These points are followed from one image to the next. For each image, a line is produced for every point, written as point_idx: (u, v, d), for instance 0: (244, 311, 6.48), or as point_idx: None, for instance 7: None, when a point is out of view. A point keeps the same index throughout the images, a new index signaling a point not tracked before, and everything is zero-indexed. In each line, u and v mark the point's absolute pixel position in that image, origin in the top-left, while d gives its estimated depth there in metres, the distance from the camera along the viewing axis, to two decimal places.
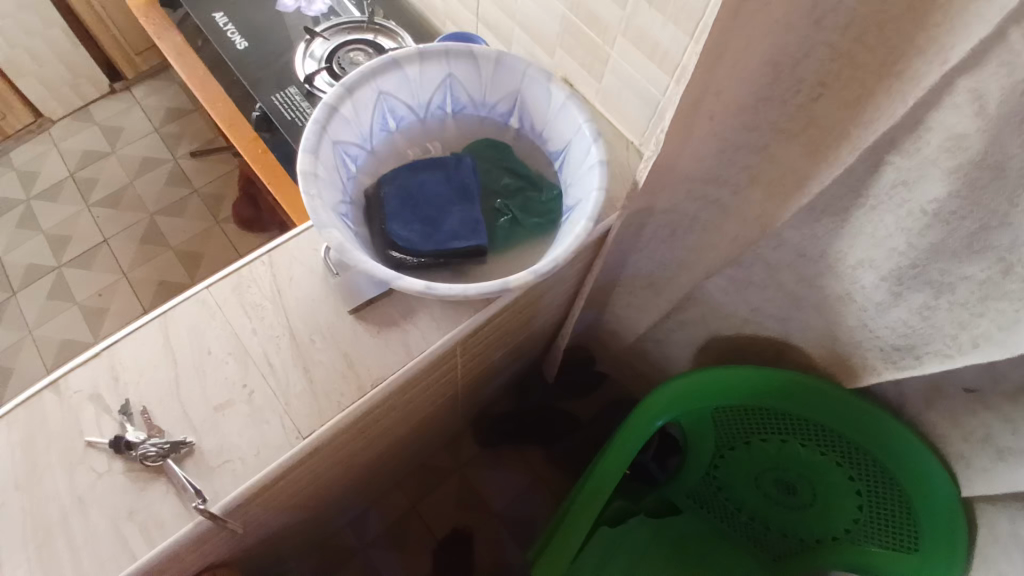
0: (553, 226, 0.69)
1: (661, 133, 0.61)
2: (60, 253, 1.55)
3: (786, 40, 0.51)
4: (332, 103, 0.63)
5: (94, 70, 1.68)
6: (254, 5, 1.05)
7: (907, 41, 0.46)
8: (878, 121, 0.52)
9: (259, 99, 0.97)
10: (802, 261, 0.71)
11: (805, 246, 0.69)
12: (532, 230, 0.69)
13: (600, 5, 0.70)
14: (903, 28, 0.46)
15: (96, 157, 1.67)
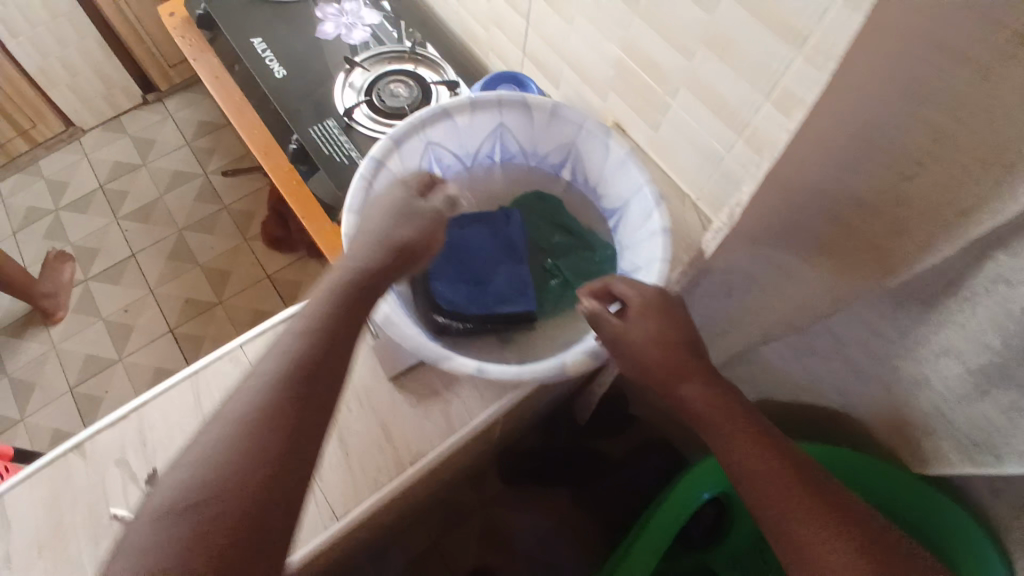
0: None
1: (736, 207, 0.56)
2: (87, 266, 1.57)
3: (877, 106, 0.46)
4: (378, 157, 0.60)
5: (127, 81, 1.67)
6: (293, 31, 1.03)
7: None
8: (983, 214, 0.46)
9: (296, 131, 0.93)
10: (878, 338, 0.67)
11: (883, 322, 0.65)
12: None
13: (661, 52, 0.64)
14: (1020, 115, 0.40)
15: (128, 169, 1.69)
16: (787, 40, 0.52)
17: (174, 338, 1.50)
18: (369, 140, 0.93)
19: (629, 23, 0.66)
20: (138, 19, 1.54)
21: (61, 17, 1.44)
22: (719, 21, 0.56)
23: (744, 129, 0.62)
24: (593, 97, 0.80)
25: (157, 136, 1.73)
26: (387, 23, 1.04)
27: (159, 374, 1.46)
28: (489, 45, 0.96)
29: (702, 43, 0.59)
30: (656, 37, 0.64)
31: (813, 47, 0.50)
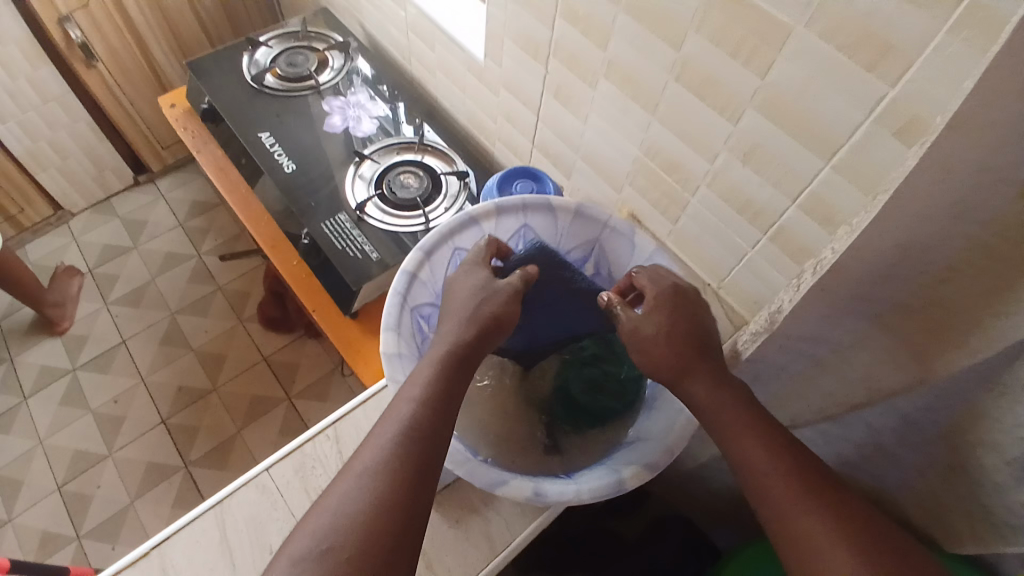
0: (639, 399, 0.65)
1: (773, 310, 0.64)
2: (76, 354, 1.53)
3: (923, 229, 0.47)
4: (411, 269, 0.59)
5: (119, 163, 1.66)
6: (302, 125, 1.04)
7: None
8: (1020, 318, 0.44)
9: (308, 225, 0.93)
10: (910, 428, 0.59)
11: (916, 415, 0.58)
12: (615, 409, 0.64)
13: (683, 154, 0.66)
14: None
15: (118, 252, 1.67)
16: (817, 151, 0.54)
17: (167, 428, 1.44)
18: (382, 234, 0.93)
19: (649, 125, 0.68)
20: (131, 101, 1.51)
21: (53, 100, 1.41)
22: (742, 130, 0.59)
23: (770, 227, 0.63)
24: (607, 189, 0.81)
25: (149, 217, 1.72)
26: (394, 114, 1.07)
27: (151, 468, 1.40)
28: (496, 134, 0.98)
29: (727, 148, 0.61)
30: (677, 139, 0.66)
31: (841, 163, 0.53)
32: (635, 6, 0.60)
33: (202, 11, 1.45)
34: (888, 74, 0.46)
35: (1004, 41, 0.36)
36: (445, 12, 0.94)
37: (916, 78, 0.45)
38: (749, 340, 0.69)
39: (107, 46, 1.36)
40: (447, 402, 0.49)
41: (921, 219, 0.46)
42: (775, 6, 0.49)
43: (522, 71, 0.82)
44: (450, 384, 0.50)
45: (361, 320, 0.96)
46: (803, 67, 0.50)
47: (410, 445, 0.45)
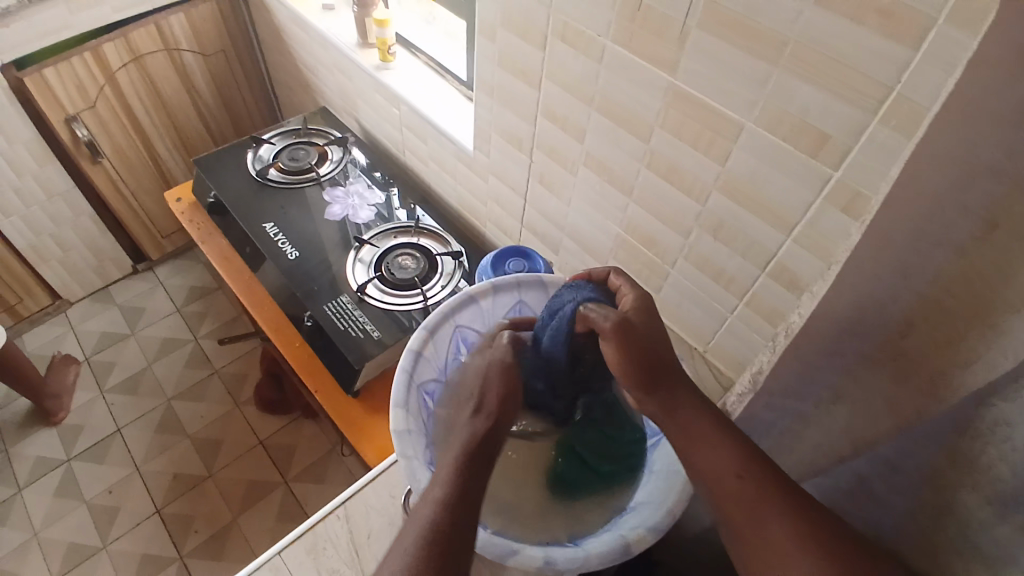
0: (635, 468, 0.67)
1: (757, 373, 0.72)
2: (72, 443, 1.52)
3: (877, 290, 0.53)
4: (416, 348, 0.64)
5: (120, 254, 1.71)
6: (303, 214, 1.11)
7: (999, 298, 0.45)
8: (975, 367, 0.48)
9: (311, 308, 0.98)
10: None
11: None
12: (608, 478, 0.67)
13: (658, 230, 0.73)
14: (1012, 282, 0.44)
15: (115, 339, 1.69)
16: (777, 226, 0.61)
17: (161, 518, 1.42)
18: (382, 313, 0.98)
19: (626, 206, 0.75)
20: (133, 194, 1.57)
21: (57, 196, 1.46)
22: (709, 209, 0.66)
23: (744, 294, 0.69)
24: (594, 264, 0.88)
25: (147, 304, 1.76)
26: (390, 201, 1.15)
27: (146, 560, 1.37)
28: (487, 216, 1.05)
29: (697, 225, 0.68)
30: (652, 218, 0.73)
31: (800, 235, 0.59)
32: (605, 107, 0.69)
33: (205, 110, 1.55)
34: (830, 158, 0.53)
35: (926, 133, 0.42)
36: (436, 110, 1.04)
37: (854, 163, 0.52)
38: (735, 400, 0.77)
39: (113, 144, 1.44)
40: (470, 502, 0.48)
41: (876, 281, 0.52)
42: (725, 106, 0.57)
43: (507, 161, 0.91)
44: (467, 482, 0.49)
45: (363, 398, 0.99)
46: (757, 155, 0.58)
47: (435, 550, 0.44)
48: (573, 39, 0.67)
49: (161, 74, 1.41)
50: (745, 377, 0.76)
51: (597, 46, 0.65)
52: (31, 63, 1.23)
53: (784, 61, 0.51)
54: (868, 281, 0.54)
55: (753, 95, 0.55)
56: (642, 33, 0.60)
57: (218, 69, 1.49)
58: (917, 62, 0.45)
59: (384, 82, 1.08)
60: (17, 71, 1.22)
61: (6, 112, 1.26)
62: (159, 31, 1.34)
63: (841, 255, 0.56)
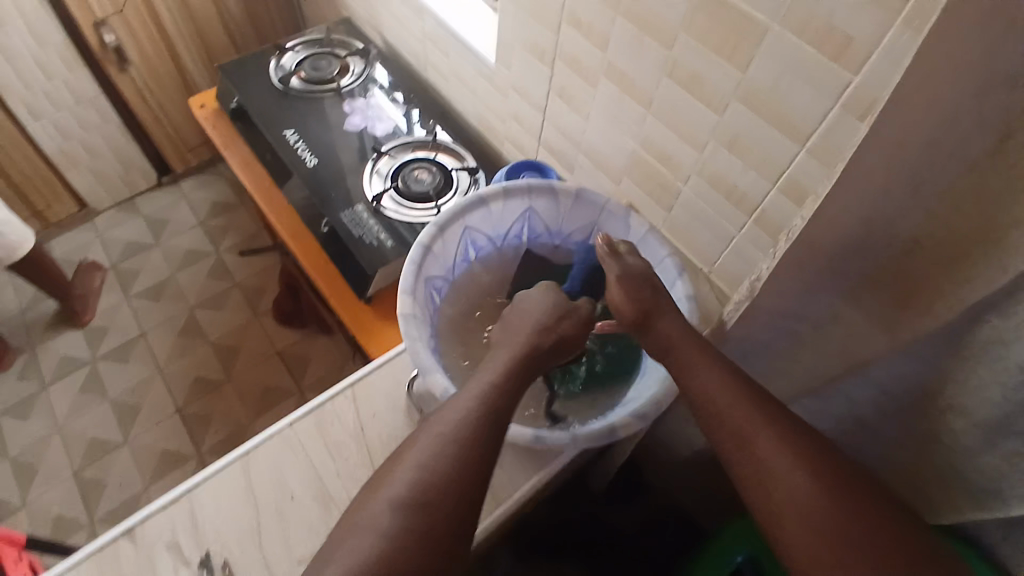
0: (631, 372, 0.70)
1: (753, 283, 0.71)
2: (97, 344, 1.60)
3: (883, 204, 0.53)
4: (426, 242, 0.65)
5: (144, 164, 1.74)
6: (323, 125, 1.12)
7: (1003, 210, 0.46)
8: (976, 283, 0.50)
9: (328, 216, 1.00)
10: None
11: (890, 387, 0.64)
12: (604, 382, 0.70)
13: (673, 146, 0.73)
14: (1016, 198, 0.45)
15: (139, 249, 1.75)
16: (792, 137, 0.60)
17: (182, 417, 1.51)
18: (395, 224, 0.99)
19: (644, 120, 0.75)
20: (158, 105, 1.59)
21: (82, 101, 1.48)
22: (727, 121, 0.65)
23: (754, 212, 0.69)
24: (610, 185, 0.88)
25: (170, 217, 1.80)
26: (408, 116, 1.15)
27: (166, 455, 1.46)
28: (505, 134, 1.05)
29: (713, 139, 0.68)
30: (670, 132, 0.73)
31: (816, 147, 0.59)
32: (630, 13, 0.68)
33: (229, 21, 1.54)
34: (850, 64, 0.52)
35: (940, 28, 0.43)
36: (460, 21, 1.02)
37: (874, 68, 0.51)
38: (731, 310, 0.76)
39: (139, 51, 1.45)
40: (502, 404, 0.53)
41: (886, 196, 0.52)
42: (752, 6, 0.56)
43: (528, 73, 0.90)
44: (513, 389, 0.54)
45: (376, 305, 1.01)
46: (779, 61, 0.57)
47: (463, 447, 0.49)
48: None
49: None
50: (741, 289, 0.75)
51: None
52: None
53: None
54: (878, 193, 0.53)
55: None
56: None
57: None
58: None
59: None
60: None
61: (28, 8, 1.26)
62: None
63: (844, 161, 0.55)
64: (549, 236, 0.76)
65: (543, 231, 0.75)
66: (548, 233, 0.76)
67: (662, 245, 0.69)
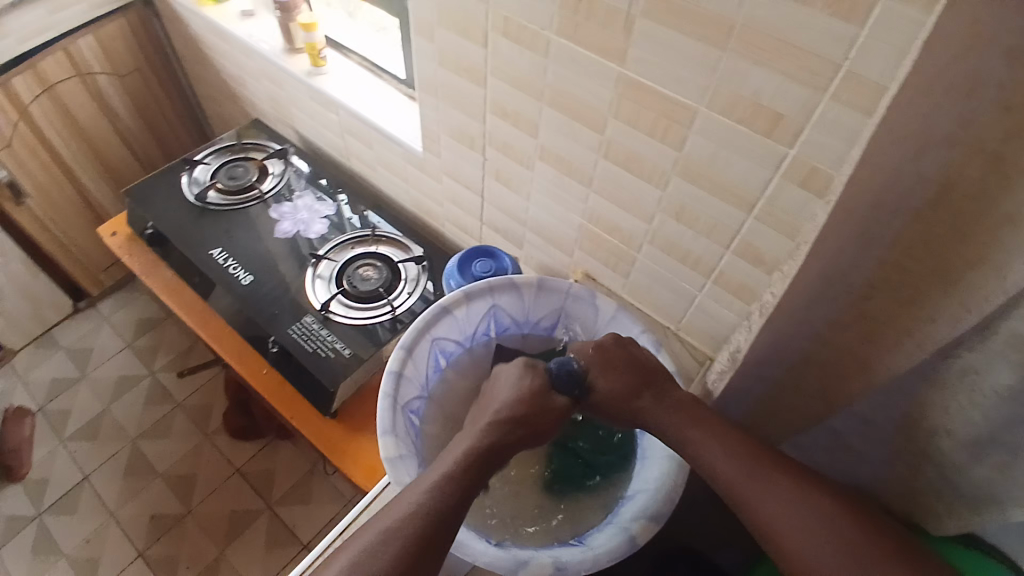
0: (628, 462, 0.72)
1: (735, 353, 0.69)
2: (39, 498, 1.44)
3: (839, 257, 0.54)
4: (397, 369, 0.63)
5: (57, 295, 1.60)
6: (253, 236, 1.06)
7: None
8: None
9: (275, 333, 0.94)
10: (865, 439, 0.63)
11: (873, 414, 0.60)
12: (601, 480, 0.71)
13: (620, 217, 0.74)
14: None
15: (65, 385, 1.60)
16: (738, 206, 0.62)
17: (146, 563, 1.37)
18: (351, 329, 0.95)
19: (588, 197, 0.75)
20: (63, 231, 1.47)
21: None
22: (670, 194, 0.66)
23: (712, 273, 0.70)
24: (561, 257, 0.88)
25: (93, 344, 1.66)
26: (340, 211, 1.11)
27: None
28: (445, 216, 1.04)
29: (660, 210, 0.69)
30: (613, 205, 0.73)
31: (760, 211, 0.60)
32: (557, 102, 0.68)
33: (127, 134, 1.46)
34: (784, 137, 0.54)
35: (889, 104, 0.45)
36: (378, 112, 1.00)
37: (809, 138, 0.52)
38: (717, 377, 0.74)
39: (34, 181, 1.34)
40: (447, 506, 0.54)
41: None
42: (677, 92, 0.57)
43: (459, 160, 0.89)
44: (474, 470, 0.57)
45: (343, 419, 0.96)
46: (713, 138, 0.58)
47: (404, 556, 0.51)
48: (516, 35, 0.66)
49: (77, 101, 1.31)
50: (724, 354, 0.73)
51: (542, 41, 0.64)
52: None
53: (732, 45, 0.51)
54: (832, 248, 0.55)
55: (705, 81, 0.55)
56: (586, 24, 0.59)
57: (134, 89, 1.40)
58: (863, 37, 0.45)
59: (319, 88, 1.03)
60: None
61: None
62: (68, 54, 1.24)
63: (810, 238, 0.55)
64: (517, 326, 0.74)
65: (510, 322, 0.73)
66: (516, 323, 0.74)
67: (633, 323, 0.69)
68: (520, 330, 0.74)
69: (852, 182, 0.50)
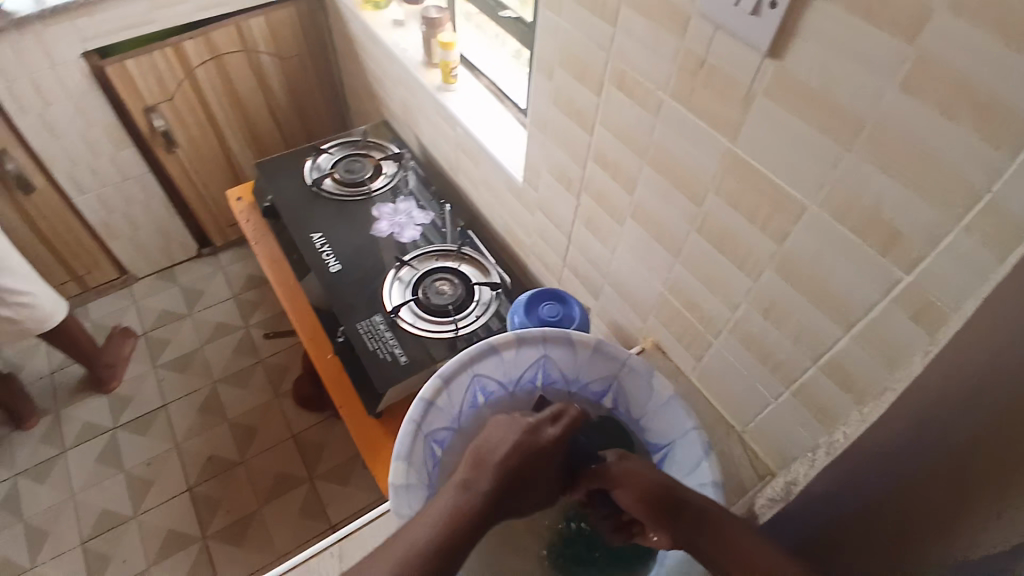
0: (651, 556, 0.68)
1: (793, 484, 0.61)
2: (120, 412, 1.61)
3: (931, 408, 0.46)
4: (428, 397, 0.62)
5: (187, 238, 1.80)
6: (351, 228, 1.12)
7: None
8: None
9: (344, 324, 0.98)
10: None
11: None
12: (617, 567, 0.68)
13: (703, 296, 0.69)
14: None
15: (173, 318, 1.78)
16: (835, 319, 0.55)
17: (191, 498, 1.48)
18: (413, 338, 0.97)
19: (673, 267, 0.71)
20: (204, 183, 1.65)
21: (132, 178, 1.55)
22: (761, 286, 0.60)
23: (793, 382, 0.63)
24: (635, 319, 0.83)
25: (205, 288, 1.84)
26: (436, 221, 1.14)
27: (171, 537, 1.43)
28: (531, 249, 1.03)
29: (748, 300, 0.63)
30: (698, 282, 0.68)
31: (859, 331, 0.53)
32: (658, 162, 0.65)
33: (278, 111, 1.61)
34: (901, 260, 0.47)
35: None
36: (490, 135, 1.02)
37: (930, 268, 0.45)
38: (767, 502, 0.65)
39: (188, 135, 1.51)
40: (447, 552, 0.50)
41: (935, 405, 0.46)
42: (787, 182, 0.52)
43: (554, 198, 0.88)
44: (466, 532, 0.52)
45: (384, 422, 0.97)
46: (819, 239, 0.52)
47: None
48: (630, 88, 0.64)
49: (239, 73, 1.47)
50: (780, 481, 0.64)
51: (654, 99, 0.61)
52: (115, 53, 1.32)
53: (859, 145, 0.46)
54: (923, 395, 0.46)
55: (821, 177, 0.50)
56: (703, 90, 0.56)
57: (292, 72, 1.54)
58: (1015, 169, 0.38)
59: (444, 103, 1.07)
60: (99, 58, 1.30)
61: (87, 95, 1.34)
62: (239, 30, 1.39)
63: (901, 382, 0.48)
64: (565, 382, 0.71)
65: (559, 376, 0.71)
66: (565, 379, 0.71)
67: (687, 416, 0.64)
68: (568, 386, 0.72)
69: (964, 329, 0.42)
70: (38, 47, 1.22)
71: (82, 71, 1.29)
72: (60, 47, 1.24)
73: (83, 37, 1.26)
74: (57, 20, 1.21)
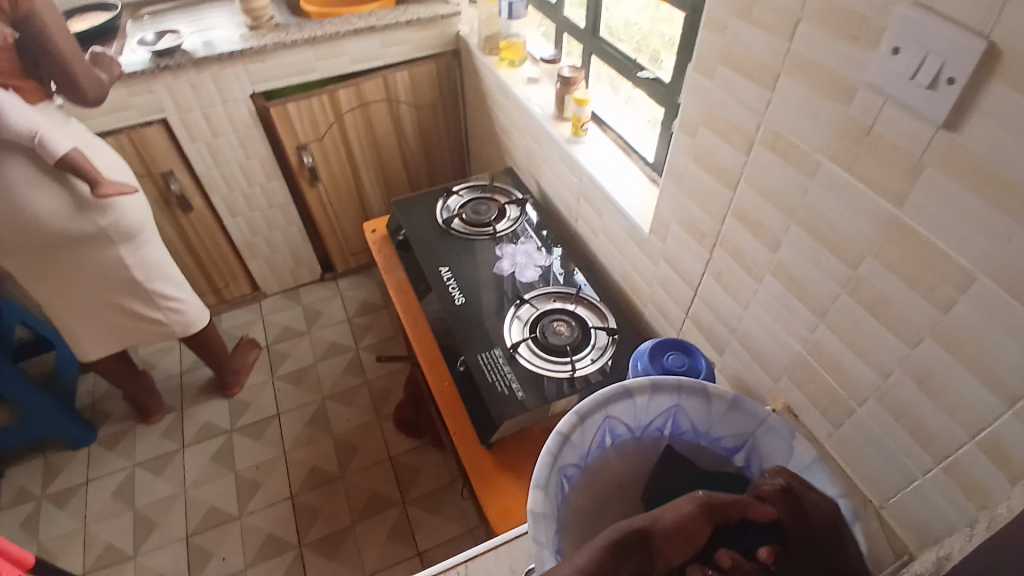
0: None
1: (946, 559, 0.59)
2: (237, 416, 1.76)
3: None
4: (565, 430, 0.65)
5: (314, 262, 1.97)
6: (476, 264, 1.19)
7: None
8: None
9: (466, 354, 1.04)
10: None
11: None
12: None
13: (847, 360, 0.68)
14: None
15: (292, 334, 1.94)
16: (999, 394, 0.53)
17: (293, 506, 1.57)
18: (530, 374, 1.01)
19: (814, 327, 0.71)
20: (336, 214, 1.81)
21: (276, 206, 1.74)
22: (917, 355, 0.59)
23: (944, 458, 0.60)
24: (763, 377, 0.83)
25: (323, 309, 2.00)
26: (554, 264, 1.19)
27: (269, 541, 1.52)
28: (649, 297, 1.05)
29: (900, 369, 0.62)
30: (842, 345, 0.67)
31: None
32: (807, 223, 0.66)
33: (409, 153, 1.76)
34: None
35: None
36: (616, 186, 1.07)
37: None
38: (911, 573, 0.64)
39: (330, 171, 1.68)
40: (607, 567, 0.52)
41: None
42: (955, 252, 0.52)
43: (683, 250, 0.91)
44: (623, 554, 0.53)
45: (495, 453, 1.01)
46: (987, 312, 0.51)
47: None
48: (783, 151, 0.66)
49: (381, 118, 1.63)
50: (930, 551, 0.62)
51: (811, 160, 0.63)
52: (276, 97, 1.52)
53: None
54: None
55: (994, 252, 0.49)
56: (866, 156, 0.57)
57: (426, 119, 1.69)
58: None
59: (574, 154, 1.14)
60: (262, 99, 1.49)
61: (249, 130, 1.53)
62: (386, 80, 1.56)
63: None
64: (694, 432, 0.73)
65: (689, 426, 0.73)
66: (694, 430, 0.73)
67: (828, 483, 0.62)
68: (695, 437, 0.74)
69: None
70: (214, 86, 1.42)
71: (250, 110, 1.49)
72: (232, 88, 1.43)
73: (253, 80, 1.44)
74: (230, 63, 1.39)
